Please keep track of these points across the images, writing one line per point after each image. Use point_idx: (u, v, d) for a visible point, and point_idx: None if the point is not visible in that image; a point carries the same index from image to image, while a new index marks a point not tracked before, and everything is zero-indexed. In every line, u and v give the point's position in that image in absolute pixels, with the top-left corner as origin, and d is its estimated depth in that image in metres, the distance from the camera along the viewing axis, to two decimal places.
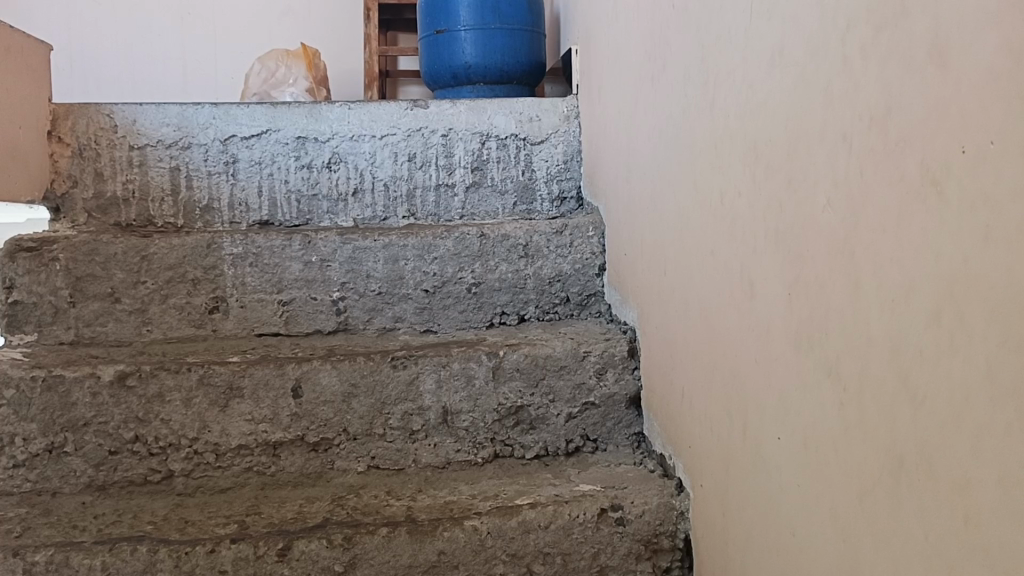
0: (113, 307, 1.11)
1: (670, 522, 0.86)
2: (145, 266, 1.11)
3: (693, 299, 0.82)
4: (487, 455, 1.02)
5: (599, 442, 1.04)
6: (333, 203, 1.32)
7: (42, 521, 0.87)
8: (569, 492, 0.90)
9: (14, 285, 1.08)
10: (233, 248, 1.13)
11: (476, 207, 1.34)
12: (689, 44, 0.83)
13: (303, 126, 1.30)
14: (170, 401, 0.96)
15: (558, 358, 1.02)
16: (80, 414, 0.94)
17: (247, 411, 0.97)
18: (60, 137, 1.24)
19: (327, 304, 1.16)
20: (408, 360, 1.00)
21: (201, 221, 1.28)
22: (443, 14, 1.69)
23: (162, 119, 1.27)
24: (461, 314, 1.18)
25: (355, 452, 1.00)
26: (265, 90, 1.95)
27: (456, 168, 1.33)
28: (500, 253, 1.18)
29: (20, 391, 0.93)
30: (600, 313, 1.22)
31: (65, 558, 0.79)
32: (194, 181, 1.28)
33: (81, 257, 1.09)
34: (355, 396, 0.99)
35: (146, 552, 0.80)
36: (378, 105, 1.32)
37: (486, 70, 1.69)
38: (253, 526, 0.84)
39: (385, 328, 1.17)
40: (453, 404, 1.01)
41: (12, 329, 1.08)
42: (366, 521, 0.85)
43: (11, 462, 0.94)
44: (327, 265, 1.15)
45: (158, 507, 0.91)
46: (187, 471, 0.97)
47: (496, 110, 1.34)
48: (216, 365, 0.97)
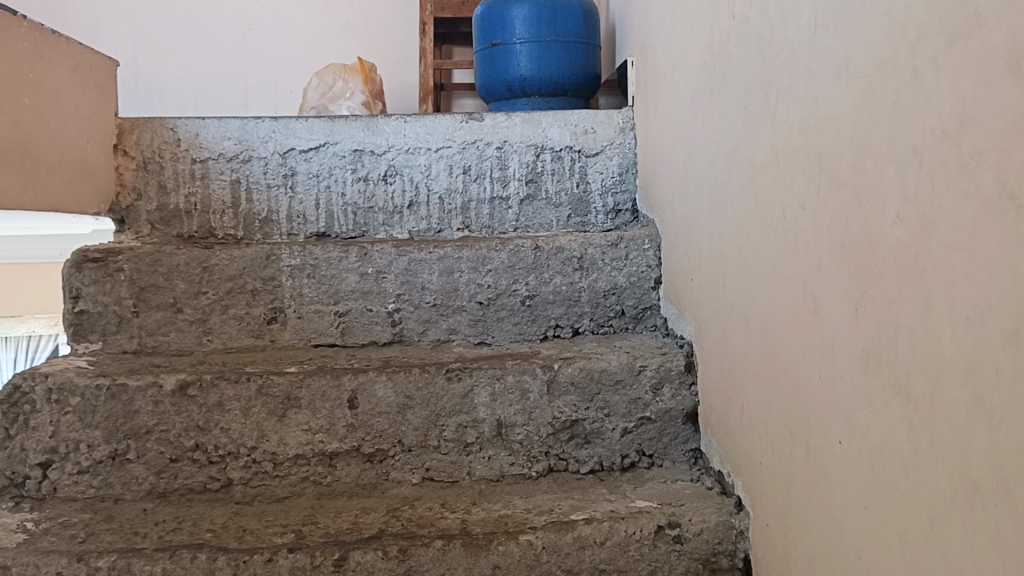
0: (174, 317, 1.13)
1: (729, 541, 0.85)
2: (207, 277, 1.13)
3: (754, 314, 0.80)
4: (541, 469, 1.01)
5: (655, 457, 1.02)
6: (389, 215, 1.33)
7: (105, 527, 0.89)
8: (625, 509, 0.89)
9: (80, 294, 1.11)
10: (292, 259, 1.14)
11: (530, 220, 1.34)
12: (750, 55, 0.82)
13: (359, 139, 1.32)
14: (230, 410, 0.97)
15: (613, 372, 1.01)
16: (143, 422, 0.96)
17: (304, 421, 0.98)
18: (126, 150, 1.27)
19: (383, 315, 1.16)
20: (463, 372, 1.00)
21: (261, 233, 1.30)
22: (499, 28, 1.70)
23: (224, 133, 1.30)
24: (515, 327, 1.18)
25: (410, 464, 1.00)
26: (323, 104, 1.97)
27: (510, 180, 1.33)
28: (555, 265, 1.18)
29: (85, 399, 0.95)
30: (656, 327, 1.21)
31: (127, 564, 0.80)
32: (254, 194, 1.30)
33: (144, 267, 1.12)
34: (410, 408, 0.99)
35: (205, 560, 0.80)
36: (433, 118, 1.32)
37: (541, 83, 1.69)
38: (309, 536, 0.85)
39: (439, 340, 1.17)
40: (507, 418, 1.00)
41: (78, 338, 1.11)
42: (421, 533, 0.84)
43: (76, 468, 0.96)
44: (382, 277, 1.16)
45: (217, 515, 0.92)
46: (245, 479, 0.98)
47: (551, 122, 1.33)
48: (274, 375, 0.98)
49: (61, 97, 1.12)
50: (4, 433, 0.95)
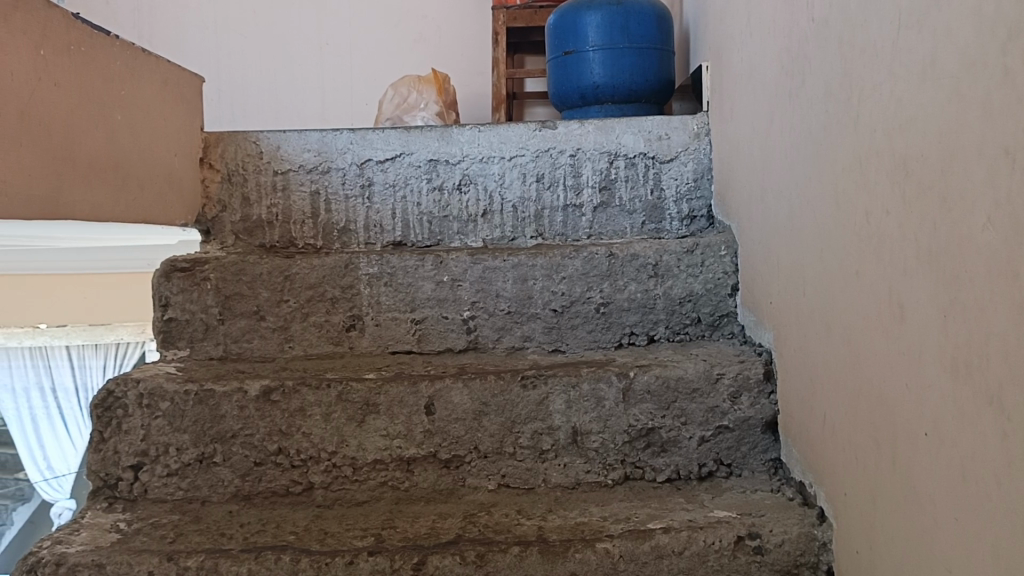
0: (258, 325, 1.16)
1: (811, 553, 0.83)
2: (288, 286, 1.16)
3: (837, 323, 0.78)
4: (617, 477, 1.01)
5: (734, 467, 1.01)
6: (463, 223, 1.34)
7: (193, 527, 0.92)
8: (703, 519, 0.88)
9: (169, 302, 1.15)
10: (370, 267, 1.16)
11: (604, 227, 1.33)
12: (830, 58, 0.80)
13: (434, 149, 1.34)
14: (311, 415, 0.99)
15: (690, 380, 1.00)
16: (229, 426, 0.99)
17: (383, 427, 1.00)
18: (211, 163, 1.32)
19: (458, 323, 1.18)
20: (538, 379, 1.00)
21: (339, 242, 1.33)
22: (572, 36, 1.70)
23: (304, 145, 1.33)
24: (589, 334, 1.18)
25: (486, 470, 1.01)
26: (398, 115, 2.01)
27: (584, 188, 1.33)
28: (630, 272, 1.17)
29: (174, 404, 0.99)
30: (733, 335, 1.19)
31: (214, 564, 0.82)
32: (332, 204, 1.34)
33: (229, 276, 1.15)
34: (486, 415, 1.00)
35: (289, 561, 0.82)
36: (507, 127, 1.34)
37: (614, 89, 1.69)
38: (389, 540, 0.86)
39: (514, 347, 1.18)
40: (583, 425, 1.00)
41: (167, 345, 1.16)
42: (498, 539, 0.85)
43: (165, 470, 0.99)
44: (458, 285, 1.17)
45: (299, 518, 0.94)
46: (326, 483, 1.00)
47: (625, 129, 1.33)
48: (354, 382, 1.00)
49: (151, 113, 1.17)
50: (99, 436, 0.99)
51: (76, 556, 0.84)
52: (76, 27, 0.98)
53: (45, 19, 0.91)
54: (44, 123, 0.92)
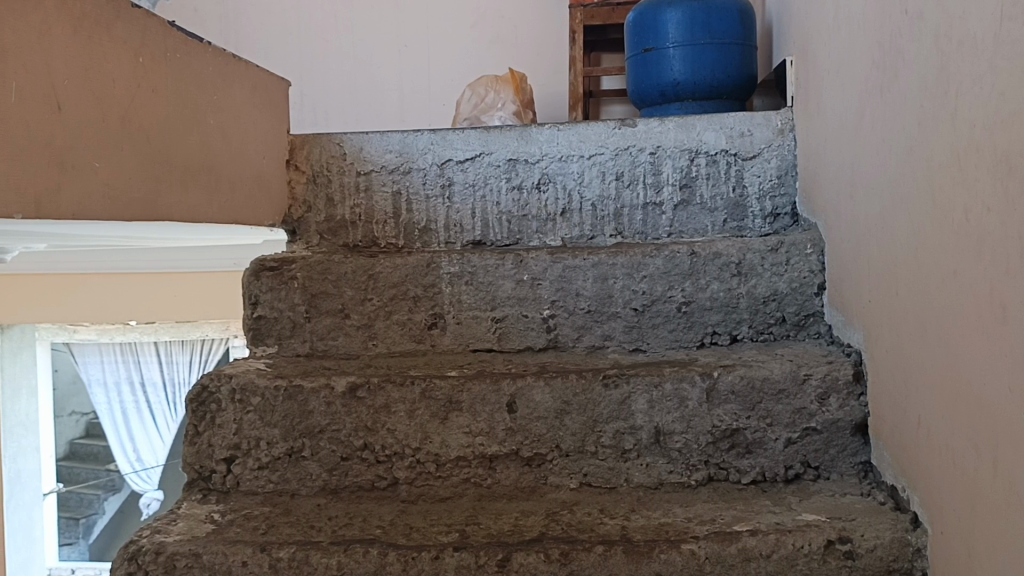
0: (343, 323, 1.19)
1: (905, 558, 0.81)
2: (372, 284, 1.18)
3: (931, 323, 0.76)
4: (701, 478, 1.00)
5: (822, 470, 0.99)
6: (542, 222, 1.35)
7: (284, 520, 0.94)
8: (792, 522, 0.87)
9: (258, 301, 1.19)
10: (451, 266, 1.18)
11: (685, 225, 1.32)
12: (926, 51, 0.78)
13: (513, 149, 1.34)
14: (396, 411, 1.01)
15: (776, 381, 0.98)
16: (317, 422, 1.02)
17: (466, 424, 1.01)
18: (297, 165, 1.35)
19: (538, 322, 1.18)
20: (620, 379, 1.00)
21: (420, 241, 1.35)
22: (651, 33, 1.69)
23: (386, 146, 1.35)
24: (671, 334, 1.17)
25: (568, 468, 1.01)
26: (475, 115, 2.03)
27: (664, 186, 1.32)
28: (712, 271, 1.16)
29: (265, 399, 1.02)
30: (819, 335, 1.16)
31: (305, 556, 0.84)
32: (413, 204, 1.36)
33: (316, 275, 1.18)
34: (568, 413, 1.00)
35: (376, 555, 0.84)
36: (587, 125, 1.33)
37: (694, 86, 1.67)
38: (473, 536, 0.87)
39: (594, 346, 1.17)
40: (666, 425, 1.00)
41: (257, 342, 1.19)
42: (582, 538, 0.85)
43: (256, 463, 1.02)
44: (538, 284, 1.18)
45: (384, 512, 0.96)
46: (410, 479, 1.02)
47: (706, 126, 1.31)
48: (437, 379, 1.02)
49: (242, 117, 1.21)
50: (193, 429, 1.03)
51: (174, 545, 0.87)
52: (172, 34, 1.02)
53: (143, 28, 0.95)
54: (143, 128, 0.96)
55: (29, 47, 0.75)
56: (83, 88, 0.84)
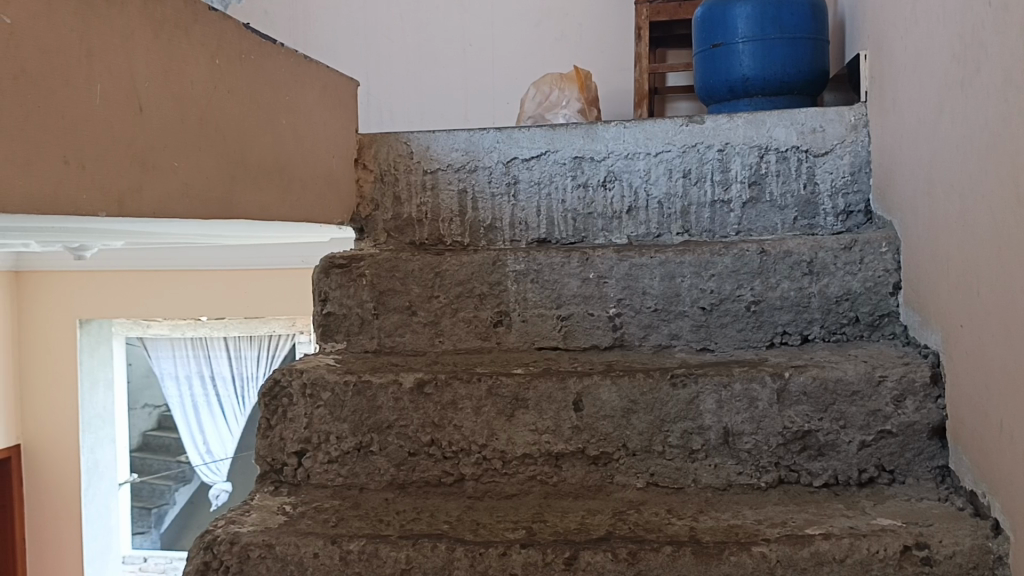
0: (410, 320, 1.20)
1: (985, 566, 0.79)
2: (439, 282, 1.20)
3: (1015, 323, 0.74)
4: (771, 480, 0.98)
5: (897, 474, 0.97)
6: (608, 220, 1.34)
7: (353, 513, 0.96)
8: (866, 526, 0.85)
9: (328, 297, 1.21)
10: (517, 265, 1.18)
11: (754, 223, 1.30)
12: (1011, 44, 0.75)
13: (579, 147, 1.34)
14: (462, 408, 1.02)
15: (850, 382, 0.97)
16: (384, 417, 1.03)
17: (532, 422, 1.01)
18: (365, 164, 1.38)
19: (604, 320, 1.17)
20: (687, 378, 0.99)
21: (486, 239, 1.36)
22: (720, 29, 1.67)
23: (452, 145, 1.36)
24: (739, 334, 1.15)
25: (634, 468, 1.01)
26: (540, 113, 2.02)
27: (732, 183, 1.30)
28: (783, 270, 1.14)
29: (335, 394, 1.04)
30: (894, 335, 1.13)
31: (375, 549, 0.85)
32: (479, 202, 1.37)
33: (384, 272, 1.20)
34: (635, 412, 1.00)
35: (444, 550, 0.84)
36: (654, 122, 1.32)
37: (764, 81, 1.64)
38: (540, 534, 0.87)
39: (661, 345, 1.16)
40: (735, 426, 0.98)
41: (326, 338, 1.21)
42: (650, 538, 0.84)
43: (326, 457, 1.04)
44: (604, 282, 1.17)
45: (451, 508, 0.97)
46: (477, 475, 1.02)
47: (777, 122, 1.29)
48: (503, 376, 1.02)
49: (313, 117, 1.23)
50: (266, 423, 1.05)
51: (248, 535, 0.89)
52: (247, 37, 1.04)
53: (220, 31, 0.97)
54: (219, 129, 0.98)
55: (112, 50, 0.78)
56: (163, 90, 0.86)
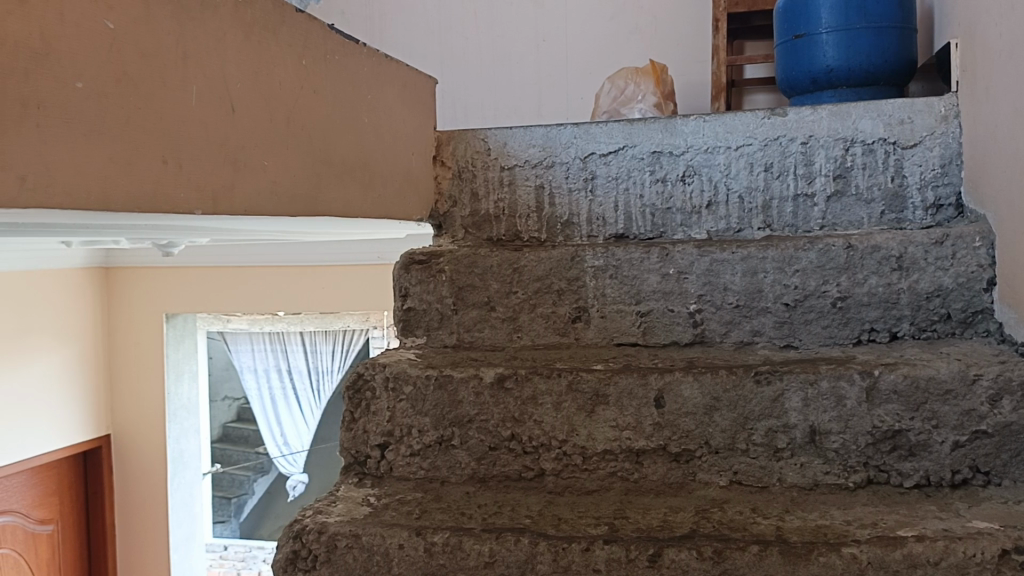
0: (488, 315, 1.21)
1: None
2: (517, 278, 1.21)
3: None
4: (859, 480, 0.96)
5: (993, 475, 0.94)
6: (687, 215, 1.32)
7: (436, 506, 0.97)
8: (961, 529, 0.82)
9: (408, 293, 1.23)
10: (596, 260, 1.18)
11: (839, 217, 1.26)
12: None
13: (658, 141, 1.33)
14: (543, 403, 1.02)
15: (943, 381, 0.94)
16: (466, 411, 1.04)
17: (613, 418, 1.01)
18: (443, 161, 1.40)
19: (684, 316, 1.16)
20: (772, 376, 0.97)
21: (563, 235, 1.36)
22: (802, 19, 1.64)
23: (530, 141, 1.37)
24: (825, 330, 1.13)
25: (717, 466, 0.99)
26: (615, 108, 2.01)
27: (816, 177, 1.27)
28: (870, 265, 1.11)
29: (417, 388, 1.05)
30: (989, 332, 1.10)
31: (459, 542, 0.86)
32: (556, 198, 1.37)
33: (463, 268, 1.21)
34: (717, 410, 0.98)
35: (527, 544, 0.85)
36: (734, 115, 1.30)
37: (849, 72, 1.60)
38: (623, 530, 0.87)
39: (743, 342, 1.14)
40: (822, 424, 0.96)
41: (406, 333, 1.23)
42: (736, 537, 0.83)
43: (408, 450, 1.05)
44: (684, 277, 1.16)
45: (532, 503, 0.97)
46: (557, 471, 1.03)
47: (862, 113, 1.25)
48: (584, 372, 1.02)
49: (393, 114, 1.25)
50: (350, 416, 1.07)
51: (335, 525, 0.91)
52: (331, 38, 1.06)
53: (306, 32, 1.00)
54: (305, 128, 1.00)
55: (206, 53, 0.80)
56: (253, 90, 0.89)
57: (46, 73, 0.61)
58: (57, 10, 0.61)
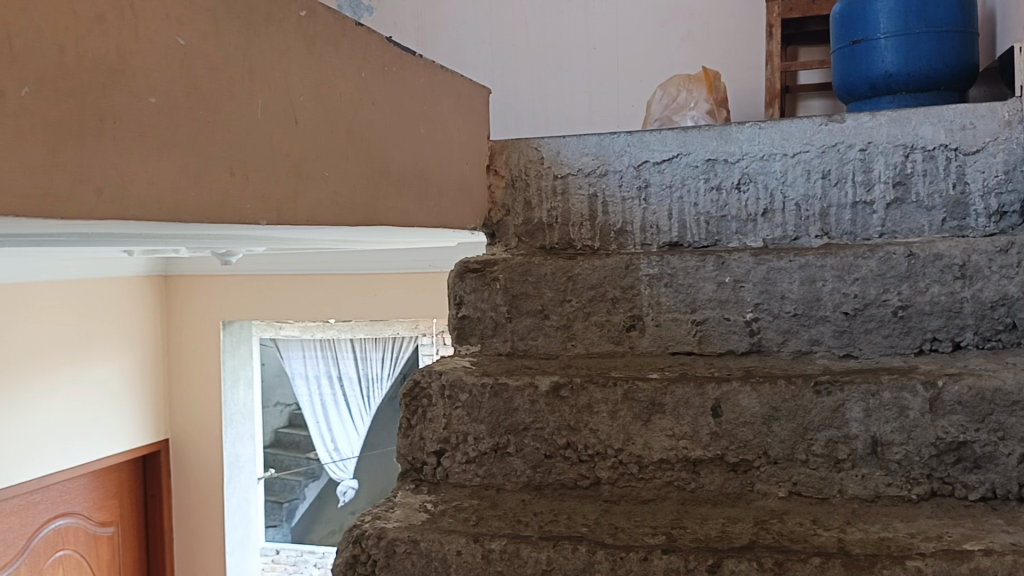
0: (542, 323, 1.22)
1: None
2: (571, 286, 1.21)
3: None
4: (922, 492, 0.94)
5: None
6: (742, 223, 1.31)
7: (492, 512, 0.98)
8: None
9: (463, 301, 1.24)
10: (651, 268, 1.18)
11: (899, 224, 1.24)
12: None
13: (713, 148, 1.32)
14: (598, 412, 1.02)
15: (1009, 392, 0.92)
16: (521, 419, 1.05)
17: (669, 427, 1.01)
18: (497, 169, 1.41)
19: (740, 325, 1.15)
20: (833, 386, 0.96)
21: (616, 243, 1.36)
22: (859, 24, 1.62)
23: (583, 150, 1.37)
24: (885, 339, 1.11)
25: (776, 476, 0.98)
26: (667, 115, 2.01)
27: (875, 184, 1.25)
28: (932, 274, 1.09)
29: (473, 395, 1.06)
30: None
31: (516, 549, 0.87)
32: (610, 206, 1.37)
33: (517, 277, 1.22)
34: (776, 420, 0.98)
35: (585, 553, 0.85)
36: (791, 122, 1.28)
37: (909, 77, 1.58)
38: (681, 540, 0.87)
39: (801, 351, 1.13)
40: (883, 435, 0.95)
41: (461, 340, 1.24)
42: (797, 549, 0.82)
43: (465, 457, 1.06)
44: (740, 286, 1.15)
45: (588, 511, 0.97)
46: (613, 479, 1.03)
47: (923, 119, 1.23)
48: (640, 381, 1.02)
49: (448, 124, 1.26)
50: (406, 422, 1.08)
51: (394, 531, 0.92)
52: (389, 49, 1.08)
53: (365, 44, 1.01)
54: (364, 139, 1.02)
55: (271, 66, 0.82)
56: (315, 102, 0.91)
57: (122, 88, 0.63)
58: (132, 26, 0.63)
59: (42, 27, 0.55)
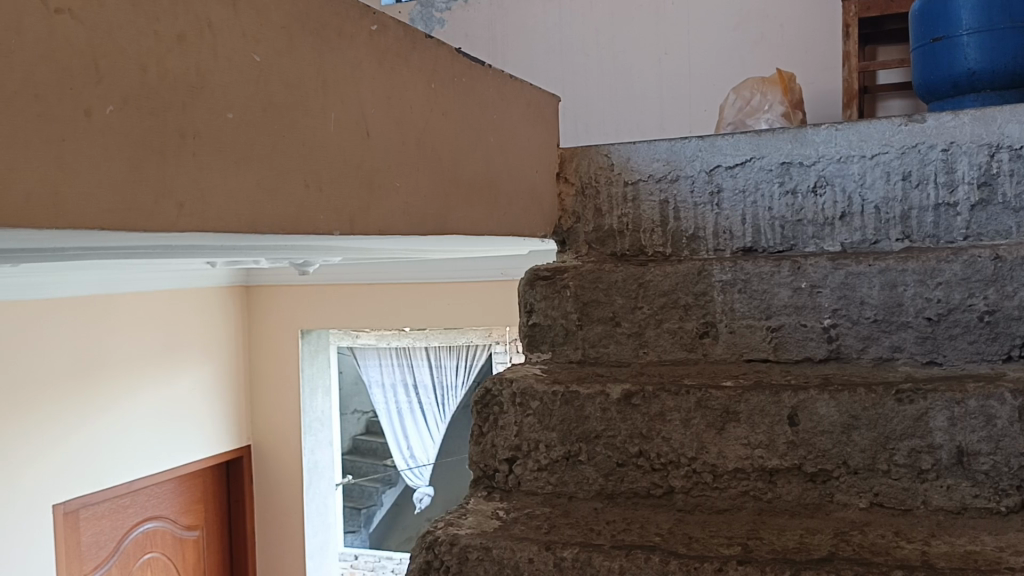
0: (614, 330, 1.21)
1: None
2: (642, 293, 1.20)
3: None
4: (1012, 504, 0.91)
5: None
6: (819, 227, 1.28)
7: (564, 520, 0.97)
8: None
9: (534, 308, 1.24)
10: (724, 275, 1.16)
11: (984, 226, 1.20)
12: None
13: (787, 152, 1.29)
14: (671, 420, 1.01)
15: None
16: (593, 427, 1.04)
17: (744, 436, 0.99)
18: (567, 177, 1.41)
19: (818, 331, 1.13)
20: (915, 394, 0.93)
21: (688, 249, 1.34)
22: (940, 21, 1.58)
23: (653, 155, 1.36)
24: (971, 346, 1.07)
25: (857, 487, 0.96)
26: (741, 119, 1.98)
27: (958, 185, 1.21)
28: (1021, 277, 1.05)
29: (544, 403, 1.06)
30: None
31: (588, 558, 0.86)
32: (681, 212, 1.35)
33: (588, 284, 1.21)
34: (856, 429, 0.95)
35: (658, 562, 0.84)
36: (868, 123, 1.25)
37: (995, 75, 1.54)
38: (757, 551, 0.85)
39: (881, 358, 1.10)
40: (970, 444, 0.92)
41: (532, 348, 1.25)
42: (878, 561, 0.80)
43: (536, 465, 1.06)
44: (817, 292, 1.13)
45: (661, 520, 0.96)
46: (687, 488, 1.01)
47: (1008, 118, 1.19)
48: (713, 389, 1.00)
49: (518, 133, 1.27)
50: (478, 429, 1.09)
51: (467, 537, 0.92)
52: (460, 60, 1.09)
53: (436, 57, 1.03)
54: (435, 149, 1.03)
55: (343, 82, 0.84)
56: (386, 115, 0.92)
57: (201, 106, 0.65)
58: (211, 46, 0.66)
59: (127, 50, 0.58)
